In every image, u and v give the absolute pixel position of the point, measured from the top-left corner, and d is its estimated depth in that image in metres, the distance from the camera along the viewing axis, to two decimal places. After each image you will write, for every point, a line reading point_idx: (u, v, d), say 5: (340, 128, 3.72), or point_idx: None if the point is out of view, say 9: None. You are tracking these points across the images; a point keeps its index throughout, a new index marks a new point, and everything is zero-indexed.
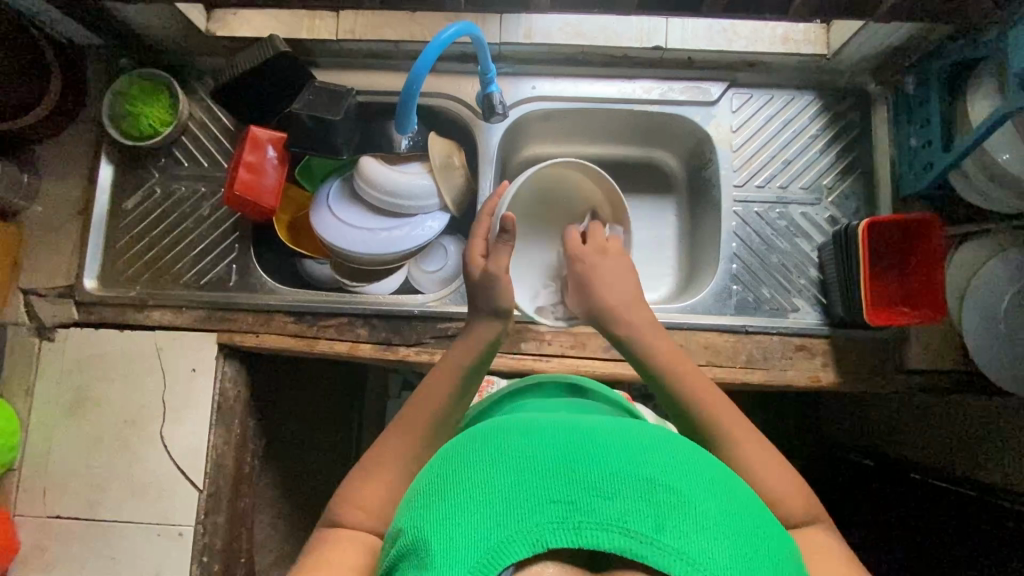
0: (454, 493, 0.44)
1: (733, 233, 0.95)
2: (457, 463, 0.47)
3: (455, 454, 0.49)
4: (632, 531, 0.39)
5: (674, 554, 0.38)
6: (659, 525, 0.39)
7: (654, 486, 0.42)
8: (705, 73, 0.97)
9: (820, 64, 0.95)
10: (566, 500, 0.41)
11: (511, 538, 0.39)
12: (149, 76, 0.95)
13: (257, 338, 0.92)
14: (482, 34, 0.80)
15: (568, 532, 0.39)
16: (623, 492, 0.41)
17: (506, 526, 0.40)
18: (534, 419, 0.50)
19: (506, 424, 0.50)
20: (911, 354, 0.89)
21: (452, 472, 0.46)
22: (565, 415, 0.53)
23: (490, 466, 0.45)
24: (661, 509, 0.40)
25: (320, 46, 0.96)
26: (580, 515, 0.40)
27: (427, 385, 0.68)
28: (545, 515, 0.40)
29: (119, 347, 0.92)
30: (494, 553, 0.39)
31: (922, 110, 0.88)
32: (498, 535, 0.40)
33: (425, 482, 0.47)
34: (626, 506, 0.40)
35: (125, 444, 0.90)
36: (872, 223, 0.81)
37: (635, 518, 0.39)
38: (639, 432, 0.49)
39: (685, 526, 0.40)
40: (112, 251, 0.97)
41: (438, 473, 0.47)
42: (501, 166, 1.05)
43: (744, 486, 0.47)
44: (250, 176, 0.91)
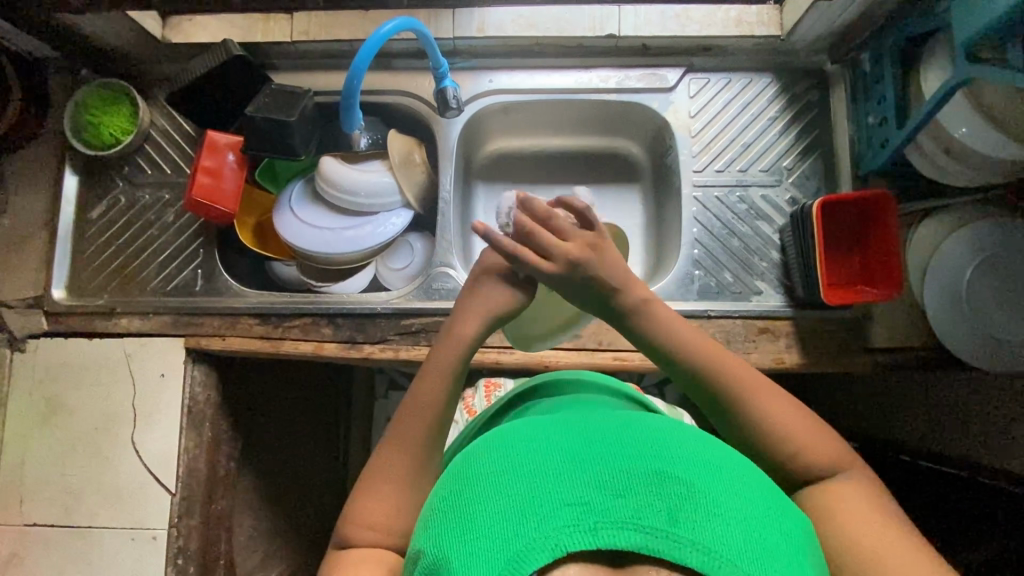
0: (470, 507, 0.44)
1: (695, 219, 0.94)
2: (468, 476, 0.47)
3: (465, 465, 0.49)
4: (647, 527, 0.40)
5: (689, 545, 0.39)
6: (673, 517, 0.40)
7: (665, 479, 0.43)
8: (661, 60, 0.97)
9: (776, 45, 0.95)
10: (581, 502, 0.41)
11: (531, 547, 0.40)
12: (107, 85, 0.96)
13: (224, 341, 0.93)
14: (427, 30, 0.81)
15: (586, 534, 0.39)
16: (635, 489, 0.42)
17: (526, 536, 0.40)
18: (540, 425, 0.51)
19: (511, 433, 0.51)
20: (875, 332, 0.89)
21: (464, 485, 0.47)
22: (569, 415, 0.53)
23: (502, 476, 0.45)
24: (673, 501, 0.41)
25: (276, 49, 0.97)
26: (596, 517, 0.40)
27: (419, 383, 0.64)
28: (560, 519, 0.40)
29: (89, 355, 0.93)
30: (515, 562, 0.39)
31: (878, 86, 0.87)
32: (517, 545, 0.40)
33: (442, 499, 0.48)
34: (638, 502, 0.41)
35: (97, 450, 0.91)
36: (824, 202, 0.80)
37: (648, 514, 0.40)
38: (643, 426, 0.49)
39: (696, 515, 0.41)
40: (80, 260, 0.98)
41: (452, 488, 0.48)
42: (465, 160, 1.05)
43: (751, 468, 0.48)
44: (211, 181, 0.91)
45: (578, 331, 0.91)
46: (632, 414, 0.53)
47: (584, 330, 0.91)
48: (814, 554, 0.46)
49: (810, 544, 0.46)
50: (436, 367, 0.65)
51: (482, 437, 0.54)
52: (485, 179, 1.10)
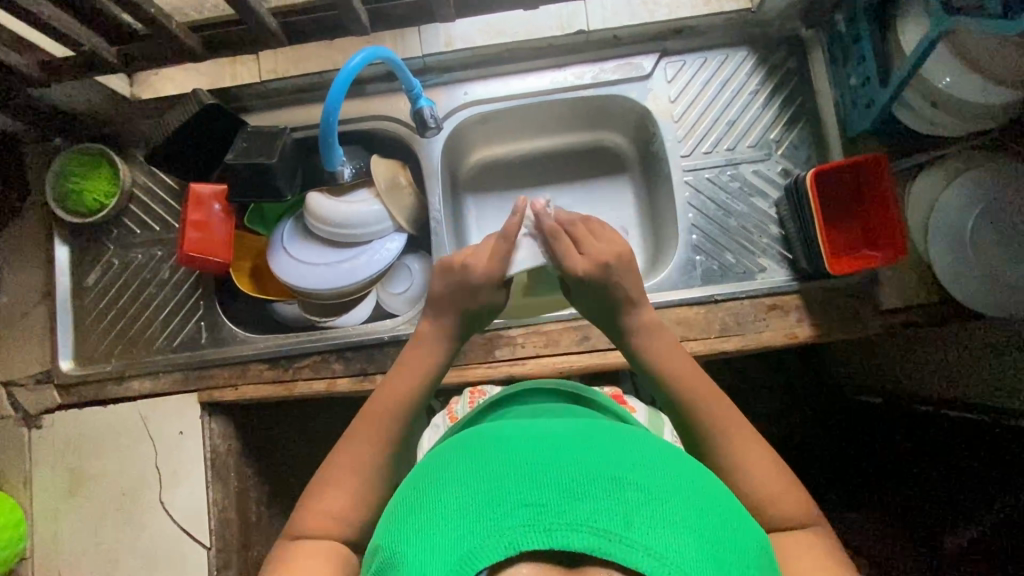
0: (429, 507, 0.44)
1: (688, 204, 0.93)
2: (430, 478, 0.47)
3: (432, 466, 0.49)
4: (600, 528, 0.39)
5: (641, 550, 0.38)
6: (628, 521, 0.39)
7: (622, 483, 0.42)
8: (634, 48, 0.95)
9: (747, 18, 0.93)
10: (536, 502, 0.41)
11: (481, 543, 0.39)
12: (85, 150, 0.95)
13: (236, 390, 0.93)
14: (395, 54, 0.80)
15: (539, 533, 0.39)
16: (593, 492, 0.41)
17: (478, 533, 0.40)
18: (512, 430, 0.51)
19: (479, 437, 0.51)
20: (884, 294, 0.88)
21: (423, 487, 0.46)
22: (545, 422, 0.53)
23: (466, 477, 0.45)
24: (629, 505, 0.41)
25: (247, 91, 0.96)
26: (549, 517, 0.40)
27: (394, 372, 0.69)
28: (514, 518, 0.40)
29: (107, 422, 0.93)
30: (465, 559, 0.39)
31: (856, 47, 0.86)
32: (468, 542, 0.40)
33: (402, 499, 0.48)
34: (595, 504, 0.40)
35: (128, 515, 0.91)
36: (818, 172, 0.80)
37: (603, 516, 0.40)
38: (611, 434, 0.49)
39: (652, 521, 0.40)
40: (81, 329, 0.97)
41: (415, 487, 0.48)
42: (450, 175, 1.04)
43: (712, 479, 0.47)
44: (201, 234, 0.91)
45: (587, 333, 0.90)
46: (606, 423, 0.53)
47: (593, 332, 0.90)
48: (765, 562, 0.45)
49: (767, 555, 0.46)
50: (415, 362, 0.70)
51: (449, 442, 0.53)
52: (473, 191, 1.10)
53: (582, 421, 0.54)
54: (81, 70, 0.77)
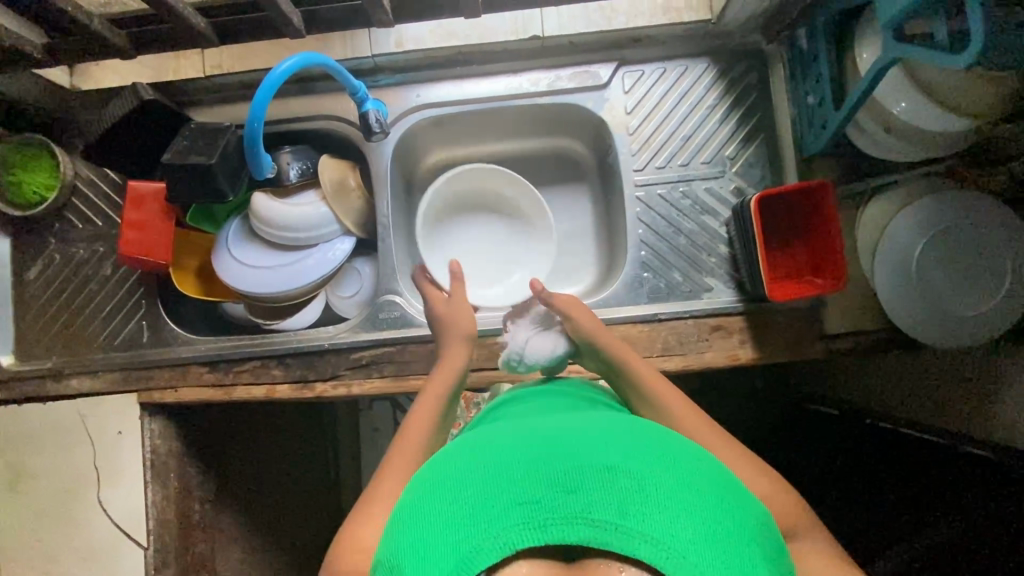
0: (427, 513, 0.46)
1: (638, 220, 0.92)
2: (429, 485, 0.49)
3: (430, 473, 0.51)
4: (597, 520, 0.41)
5: (637, 536, 0.40)
6: (623, 511, 0.42)
7: (615, 474, 0.44)
8: (592, 56, 0.93)
9: (708, 30, 0.90)
10: (532, 500, 0.43)
11: (483, 545, 0.41)
12: (23, 140, 0.92)
13: (176, 392, 0.92)
14: (332, 59, 0.78)
15: (536, 531, 0.41)
16: (586, 486, 0.43)
17: (478, 537, 0.42)
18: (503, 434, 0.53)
19: (474, 445, 0.53)
20: (829, 319, 0.87)
21: (422, 493, 0.48)
22: (534, 424, 0.55)
23: (462, 482, 0.47)
24: (624, 495, 0.43)
25: (191, 86, 0.93)
26: (546, 512, 0.42)
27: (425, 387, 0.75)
28: (511, 518, 0.42)
29: (44, 419, 0.92)
30: (466, 563, 0.41)
31: (814, 66, 0.84)
32: (469, 545, 0.41)
33: (403, 508, 0.49)
34: (589, 497, 0.42)
35: (65, 512, 0.91)
36: (763, 196, 0.78)
37: (599, 509, 0.42)
38: (599, 429, 0.51)
39: (646, 508, 0.42)
40: (22, 324, 0.96)
41: (414, 493, 0.50)
42: (404, 178, 1.02)
43: (702, 466, 0.49)
44: (138, 234, 0.89)
45: None
46: (597, 419, 0.55)
47: None
48: (767, 544, 0.47)
49: (766, 536, 0.47)
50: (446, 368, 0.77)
51: (446, 449, 0.55)
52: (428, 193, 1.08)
53: (572, 418, 0.56)
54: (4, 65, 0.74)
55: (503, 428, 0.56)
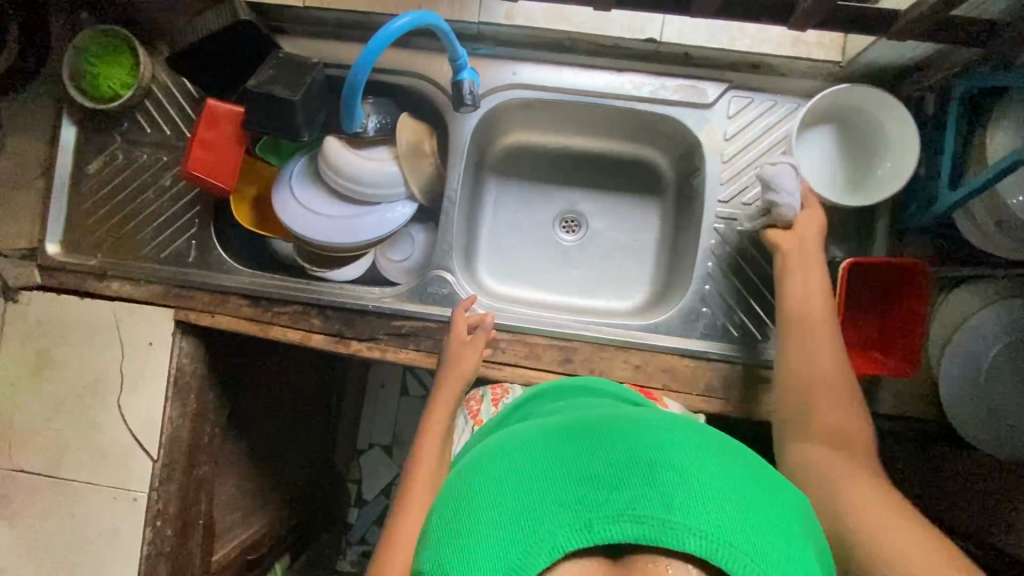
0: (466, 513, 0.44)
1: (711, 252, 0.89)
2: (462, 490, 0.47)
3: (464, 478, 0.49)
4: (641, 515, 0.39)
5: (687, 533, 0.38)
6: (667, 503, 0.40)
7: (653, 464, 0.42)
8: (703, 72, 0.87)
9: (832, 72, 0.85)
10: (575, 499, 0.41)
11: (529, 552, 0.39)
12: (109, 33, 0.91)
13: (212, 318, 0.91)
14: (443, 22, 0.74)
15: (583, 532, 0.39)
16: (626, 480, 0.41)
17: (522, 539, 0.40)
18: (533, 432, 0.51)
19: (502, 445, 0.51)
20: (881, 397, 0.85)
21: (458, 497, 0.47)
22: (565, 419, 0.52)
23: (498, 479, 0.45)
24: (666, 485, 0.41)
25: (287, 13, 0.90)
26: (589, 513, 0.40)
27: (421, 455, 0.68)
28: (556, 520, 0.40)
29: (81, 315, 0.92)
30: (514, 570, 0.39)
31: (937, 137, 0.79)
32: (515, 550, 0.40)
33: (441, 513, 0.48)
34: (633, 494, 0.40)
35: (85, 410, 0.92)
36: (853, 264, 0.75)
37: (642, 503, 0.40)
38: (630, 420, 0.49)
39: (693, 499, 0.40)
40: (73, 216, 0.95)
41: (451, 497, 0.48)
42: (477, 154, 0.98)
43: (737, 451, 0.47)
44: (207, 154, 0.86)
45: (570, 355, 0.87)
46: (629, 411, 0.53)
47: (577, 356, 0.87)
48: (817, 537, 0.45)
49: (814, 529, 0.46)
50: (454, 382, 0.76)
51: (475, 453, 0.53)
52: (499, 174, 1.04)
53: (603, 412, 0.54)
54: None
55: (527, 425, 0.54)
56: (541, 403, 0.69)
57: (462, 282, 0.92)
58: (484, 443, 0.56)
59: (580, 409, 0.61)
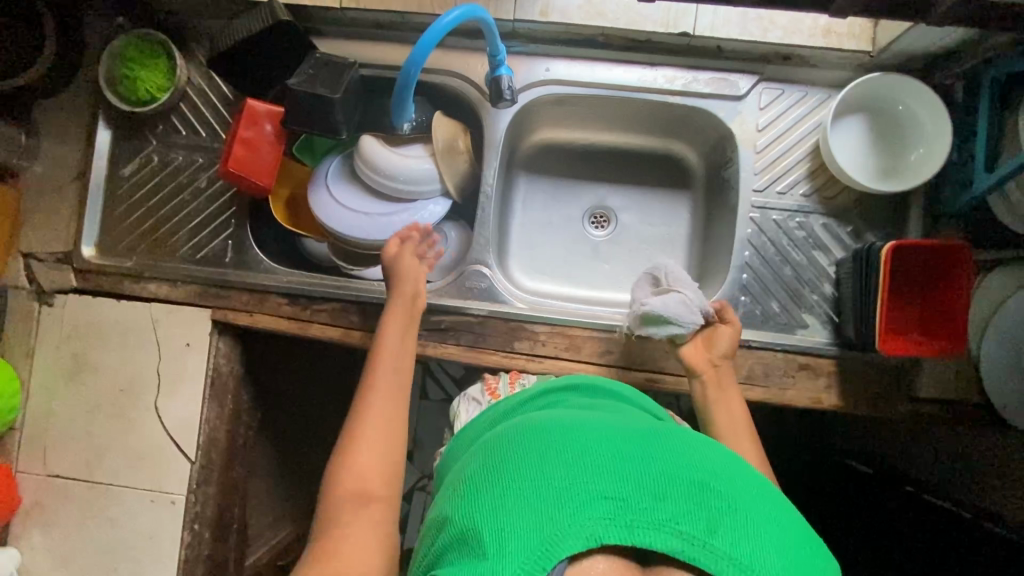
0: (506, 485, 0.47)
1: (747, 241, 0.89)
2: (505, 461, 0.50)
3: (504, 451, 0.52)
4: (683, 531, 0.43)
5: (722, 556, 0.42)
6: (709, 526, 0.43)
7: (702, 487, 0.46)
8: (734, 64, 0.89)
9: (862, 62, 0.87)
10: (618, 497, 0.45)
11: (567, 532, 0.43)
12: (145, 36, 0.91)
13: (250, 317, 0.92)
14: (489, 15, 0.76)
15: (621, 529, 0.43)
16: (674, 495, 0.45)
17: (560, 520, 0.43)
18: (581, 423, 0.54)
19: (551, 426, 0.54)
20: (922, 381, 0.85)
21: (497, 468, 0.50)
22: (612, 420, 0.56)
23: (544, 462, 0.48)
24: (710, 511, 0.44)
25: (322, 14, 0.91)
26: (634, 515, 0.43)
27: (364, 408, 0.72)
28: (596, 511, 0.44)
29: (118, 317, 0.92)
30: (548, 545, 0.42)
31: (969, 123, 0.80)
32: (553, 527, 0.43)
33: (473, 480, 0.51)
34: (677, 508, 0.44)
35: (121, 412, 0.91)
36: (896, 247, 0.76)
37: (686, 521, 0.43)
38: (680, 438, 0.52)
39: (734, 529, 0.43)
40: (108, 218, 0.95)
41: (487, 467, 0.51)
42: (509, 151, 0.99)
43: (775, 491, 0.50)
44: (248, 153, 0.87)
45: (610, 346, 0.87)
46: (676, 428, 0.56)
47: (617, 346, 0.87)
48: None
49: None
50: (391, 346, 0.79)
51: (517, 426, 0.56)
52: (529, 171, 1.05)
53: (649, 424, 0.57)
54: None
55: (572, 414, 0.57)
56: (554, 386, 0.71)
57: (500, 276, 0.92)
58: (524, 418, 0.58)
59: (617, 411, 0.63)
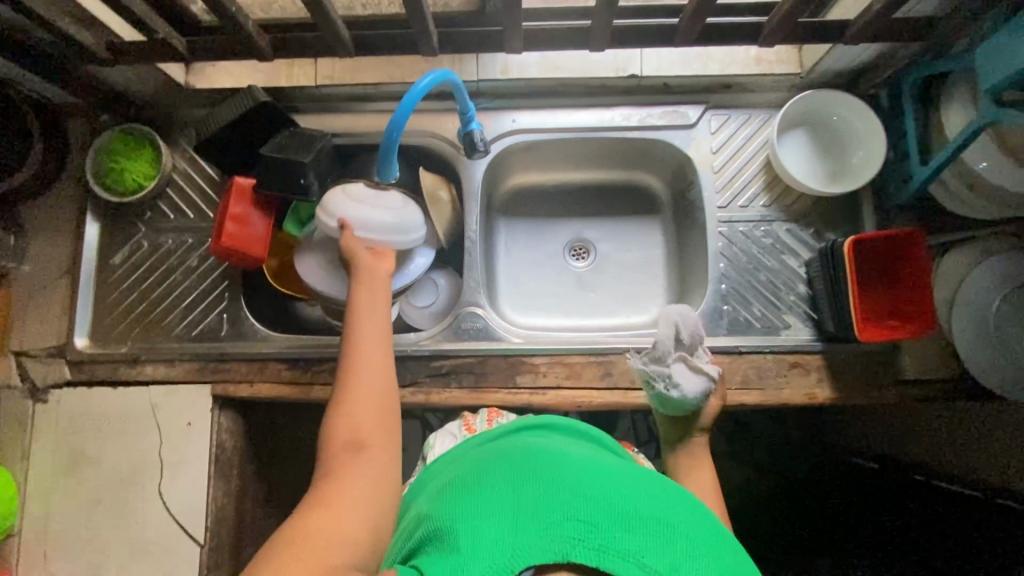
0: (484, 501, 0.49)
1: (720, 254, 0.95)
2: (491, 480, 0.52)
3: (490, 472, 0.54)
4: (646, 564, 0.43)
5: None
6: (675, 567, 0.43)
7: (673, 532, 0.46)
8: (682, 97, 0.97)
9: (795, 82, 0.96)
10: (591, 521, 0.45)
11: (535, 543, 0.44)
12: (130, 130, 0.95)
13: (251, 388, 0.92)
14: (458, 78, 0.84)
15: (589, 550, 0.43)
16: (645, 531, 0.45)
17: (531, 533, 0.44)
18: (569, 459, 0.55)
19: (544, 457, 0.55)
20: (904, 364, 0.89)
21: (480, 485, 0.52)
22: (599, 461, 0.57)
23: (527, 485, 0.50)
24: (678, 555, 0.44)
25: (300, 93, 0.98)
26: (603, 540, 0.44)
27: (352, 366, 0.66)
28: (568, 530, 0.44)
29: (116, 404, 0.91)
30: (514, 554, 0.43)
31: (897, 124, 0.89)
32: (522, 536, 0.44)
33: (456, 494, 0.52)
34: (646, 543, 0.44)
35: (124, 503, 0.88)
36: (855, 241, 0.82)
37: (652, 557, 0.44)
38: (658, 487, 0.53)
39: (695, 574, 0.44)
40: (100, 308, 0.96)
41: (473, 484, 0.53)
42: (487, 198, 1.04)
43: (743, 558, 0.50)
44: (238, 228, 0.90)
45: (609, 369, 0.90)
46: (659, 477, 0.57)
47: (615, 369, 0.90)
48: None
49: None
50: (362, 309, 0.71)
51: (507, 452, 0.58)
52: (507, 214, 1.10)
53: (635, 467, 0.58)
54: (148, 56, 0.81)
55: (564, 449, 0.59)
56: (545, 421, 0.71)
57: (493, 315, 0.95)
58: (518, 446, 0.60)
59: (606, 453, 0.65)
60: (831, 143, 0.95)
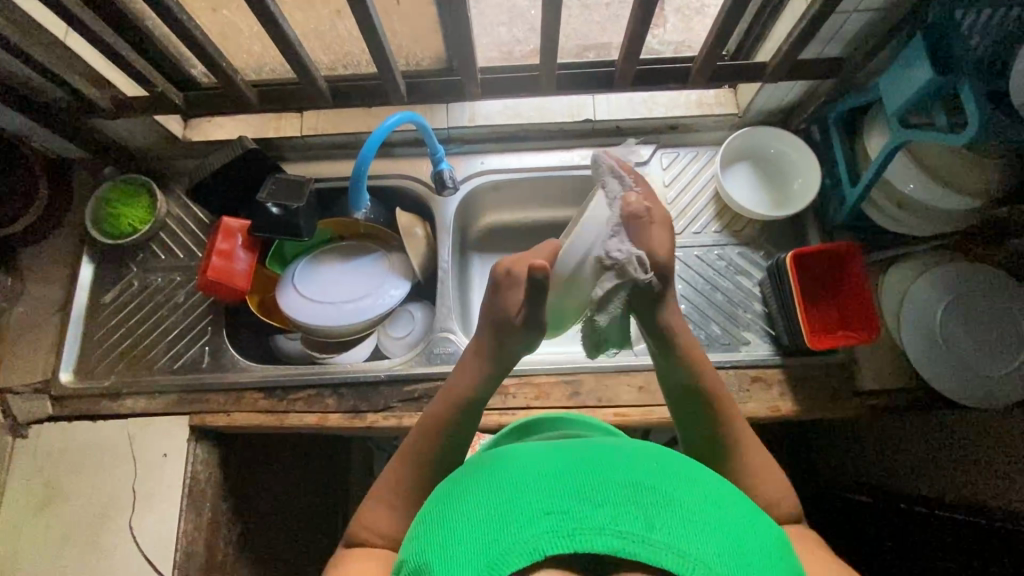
0: (454, 524, 0.46)
1: (678, 276, 1.01)
2: (454, 498, 0.49)
3: (450, 491, 0.51)
4: (624, 531, 0.41)
5: (663, 549, 0.41)
6: (648, 523, 0.42)
7: (643, 491, 0.45)
8: (634, 138, 1.07)
9: (735, 122, 1.06)
10: (560, 510, 0.43)
11: (510, 548, 0.42)
12: (130, 180, 1.03)
13: (228, 418, 0.94)
14: (425, 121, 0.93)
15: (565, 539, 0.41)
16: (612, 499, 0.44)
17: (506, 540, 0.42)
18: (524, 452, 0.53)
19: (500, 459, 0.53)
20: (862, 376, 0.92)
21: (445, 510, 0.48)
22: (556, 443, 0.55)
23: (488, 492, 0.47)
24: (648, 509, 0.43)
25: (286, 143, 1.07)
26: (574, 523, 0.42)
27: (434, 418, 0.70)
28: (539, 525, 0.42)
29: (92, 438, 0.92)
30: (496, 565, 0.41)
31: (830, 152, 0.98)
32: (497, 548, 0.42)
33: (428, 522, 0.49)
34: (617, 511, 0.43)
35: (93, 537, 0.88)
36: (797, 255, 0.88)
37: (626, 521, 0.42)
38: (617, 447, 0.52)
39: (673, 523, 0.43)
40: (88, 345, 1.00)
41: (437, 510, 0.49)
42: (460, 235, 1.11)
43: (719, 482, 0.50)
44: (223, 262, 0.96)
45: (577, 389, 0.93)
46: (615, 439, 0.55)
47: (583, 388, 0.92)
48: (788, 558, 0.48)
49: (789, 555, 0.48)
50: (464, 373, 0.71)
51: (464, 467, 0.55)
52: (480, 250, 1.16)
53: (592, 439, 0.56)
54: (149, 109, 0.91)
55: (518, 444, 0.57)
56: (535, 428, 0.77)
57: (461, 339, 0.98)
58: (477, 457, 0.57)
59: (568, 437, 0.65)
60: (776, 177, 1.03)
